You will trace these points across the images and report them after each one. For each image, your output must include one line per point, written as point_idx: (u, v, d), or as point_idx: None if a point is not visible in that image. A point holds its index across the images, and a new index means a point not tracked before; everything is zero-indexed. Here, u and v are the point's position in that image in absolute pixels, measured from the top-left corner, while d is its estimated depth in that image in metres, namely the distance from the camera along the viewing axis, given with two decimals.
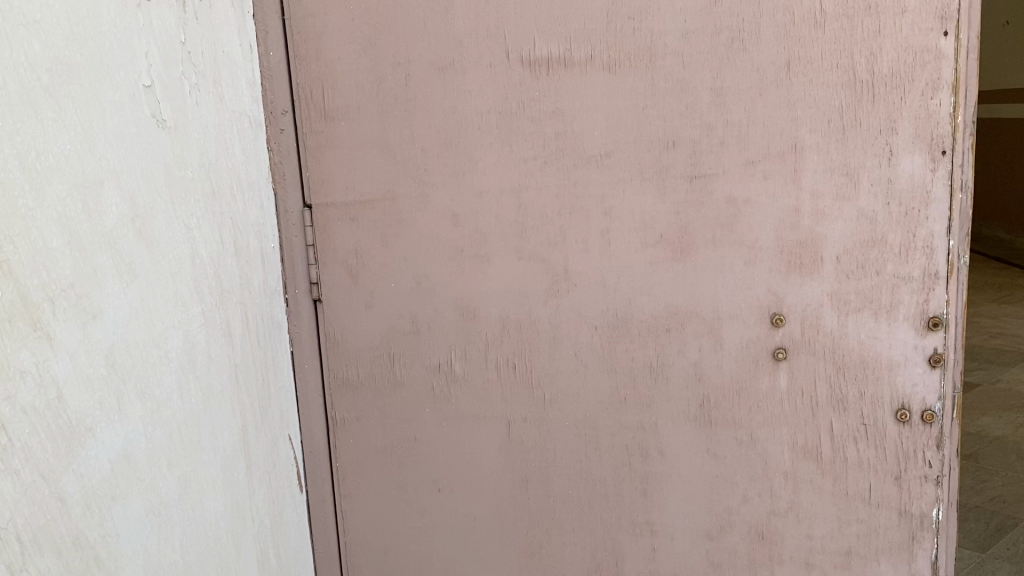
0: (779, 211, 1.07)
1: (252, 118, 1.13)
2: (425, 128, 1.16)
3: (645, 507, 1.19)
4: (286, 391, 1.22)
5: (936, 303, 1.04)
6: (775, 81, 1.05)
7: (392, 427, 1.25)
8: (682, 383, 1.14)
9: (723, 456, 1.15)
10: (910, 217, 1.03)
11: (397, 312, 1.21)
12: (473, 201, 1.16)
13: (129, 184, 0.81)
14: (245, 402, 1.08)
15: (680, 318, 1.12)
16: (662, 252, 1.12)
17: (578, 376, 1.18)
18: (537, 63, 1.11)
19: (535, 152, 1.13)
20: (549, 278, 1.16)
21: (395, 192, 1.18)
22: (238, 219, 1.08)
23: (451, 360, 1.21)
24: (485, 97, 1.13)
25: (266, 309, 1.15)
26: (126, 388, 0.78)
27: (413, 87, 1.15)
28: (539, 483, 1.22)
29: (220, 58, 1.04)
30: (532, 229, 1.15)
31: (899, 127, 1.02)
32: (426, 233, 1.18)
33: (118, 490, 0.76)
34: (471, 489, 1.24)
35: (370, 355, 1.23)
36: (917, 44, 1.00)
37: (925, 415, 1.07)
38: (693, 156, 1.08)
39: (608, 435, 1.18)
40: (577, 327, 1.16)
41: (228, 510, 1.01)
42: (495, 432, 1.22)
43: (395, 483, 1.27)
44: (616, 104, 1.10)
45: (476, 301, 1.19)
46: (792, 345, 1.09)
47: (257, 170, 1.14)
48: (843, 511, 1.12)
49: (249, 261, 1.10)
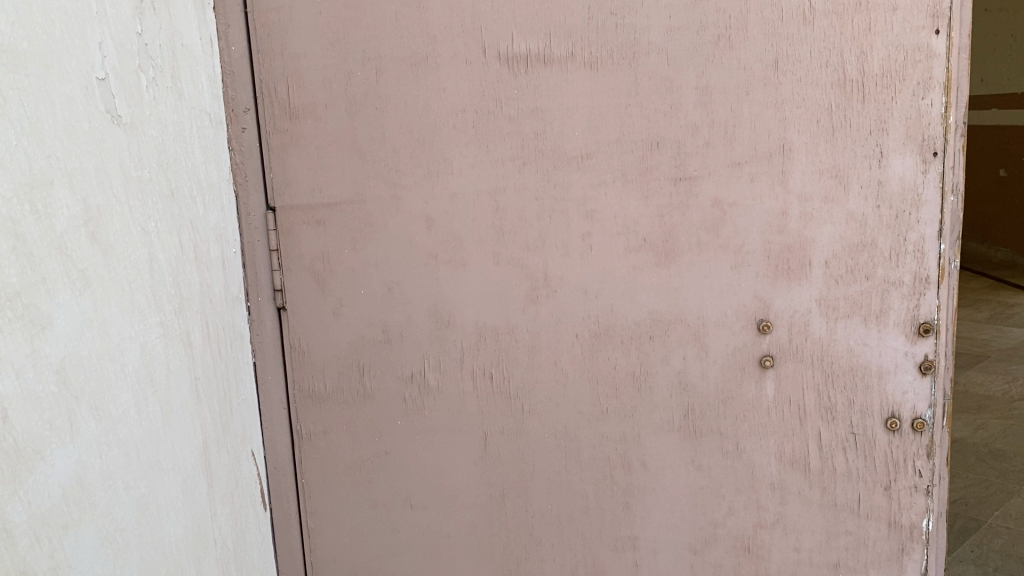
0: (765, 214, 1.04)
1: (213, 115, 1.07)
2: (397, 127, 1.10)
3: (628, 521, 1.15)
4: (249, 405, 1.15)
5: (927, 309, 1.01)
6: (762, 80, 1.01)
7: (361, 441, 1.19)
8: (665, 393, 1.10)
9: (708, 468, 1.11)
10: (901, 221, 1.00)
11: (367, 321, 1.16)
12: (447, 203, 1.11)
13: (81, 185, 0.74)
14: (206, 416, 1.02)
15: (664, 325, 1.08)
16: (646, 257, 1.07)
17: (558, 386, 1.13)
18: (515, 60, 1.06)
19: (513, 152, 1.08)
20: (528, 283, 1.11)
21: (365, 194, 1.12)
22: (198, 223, 1.01)
23: (425, 370, 1.16)
24: (460, 94, 1.08)
25: (228, 318, 1.09)
26: (78, 406, 0.71)
27: (385, 84, 1.09)
28: (517, 498, 1.17)
29: (179, 52, 0.98)
30: (510, 233, 1.10)
31: (889, 128, 0.99)
32: (399, 237, 1.12)
33: (70, 518, 0.69)
34: (445, 505, 1.19)
35: (338, 365, 1.17)
36: (908, 42, 0.97)
37: (916, 423, 1.04)
38: (678, 157, 1.05)
39: (589, 447, 1.14)
40: (557, 336, 1.12)
41: (189, 532, 0.95)
42: (470, 444, 1.17)
43: (365, 499, 1.21)
44: (598, 103, 1.06)
45: (451, 308, 1.13)
46: (779, 352, 1.06)
47: (218, 170, 1.08)
48: (831, 523, 1.09)
49: (210, 267, 1.04)
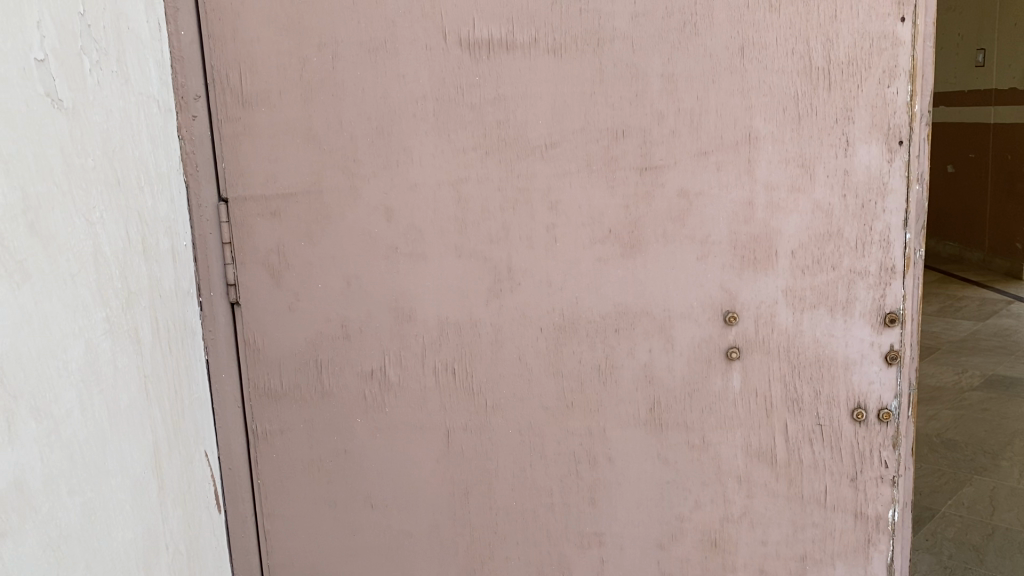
0: (731, 204, 1.02)
1: (161, 102, 1.02)
2: (355, 115, 1.07)
3: (593, 517, 1.13)
4: (202, 405, 1.11)
5: (892, 299, 1.01)
6: (728, 67, 0.99)
7: (319, 440, 1.16)
8: (631, 386, 1.08)
9: (675, 462, 1.09)
10: (866, 210, 1.00)
11: (325, 316, 1.12)
12: (407, 194, 1.08)
13: (18, 170, 0.70)
14: (156, 416, 0.97)
15: (630, 318, 1.06)
16: (611, 248, 1.05)
17: (522, 381, 1.10)
18: (476, 46, 1.04)
19: (475, 141, 1.06)
20: (491, 276, 1.08)
21: (321, 184, 1.09)
22: (146, 214, 0.97)
23: (385, 367, 1.13)
24: (420, 81, 1.05)
25: (179, 314, 1.05)
26: (17, 406, 0.67)
27: (341, 70, 1.06)
28: (480, 496, 1.14)
29: (125, 35, 0.93)
30: (472, 225, 1.08)
31: (855, 117, 0.98)
32: (357, 228, 1.09)
33: (8, 524, 0.65)
34: (407, 504, 1.16)
35: (295, 362, 1.14)
36: (874, 30, 0.96)
37: (882, 414, 1.03)
38: (643, 146, 1.03)
39: (554, 443, 1.11)
40: (520, 330, 1.09)
41: (139, 537, 0.90)
42: (432, 441, 1.14)
43: (324, 499, 1.18)
44: (561, 90, 1.03)
45: (411, 302, 1.11)
46: (745, 343, 1.05)
47: (167, 159, 1.03)
48: (797, 516, 1.08)
49: (159, 261, 0.99)
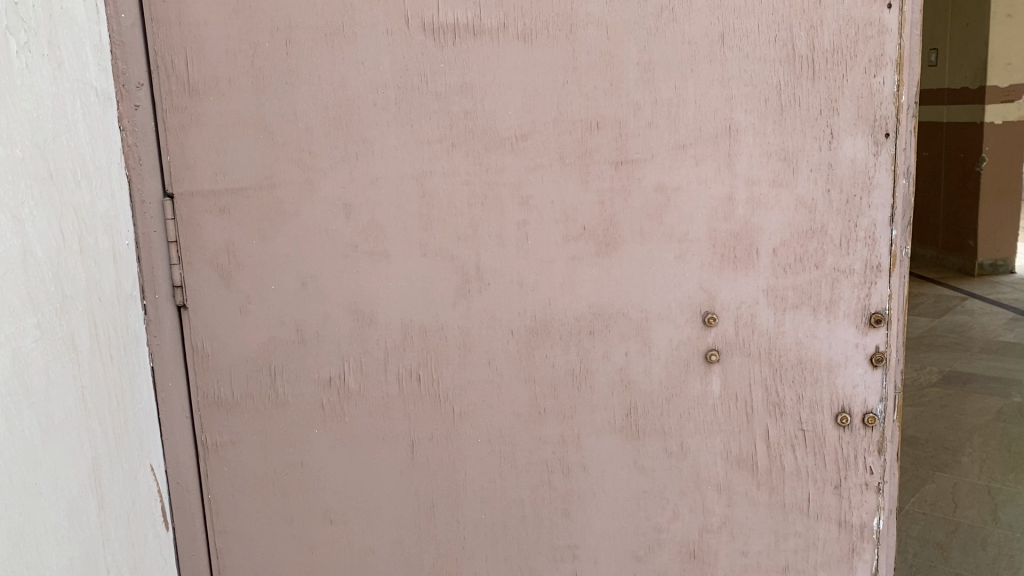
0: (710, 200, 0.97)
1: (99, 90, 0.94)
2: (311, 105, 1.00)
3: (566, 529, 1.07)
4: (147, 416, 1.03)
5: (878, 299, 0.96)
6: (707, 55, 0.94)
7: (274, 452, 1.09)
8: (606, 391, 1.03)
9: (652, 470, 1.04)
10: (851, 206, 0.95)
11: (279, 319, 1.05)
12: (367, 189, 1.01)
13: None
14: (96, 430, 0.90)
15: (605, 319, 1.01)
16: (585, 246, 1.00)
17: (491, 387, 1.04)
18: (441, 31, 0.98)
19: (441, 132, 0.99)
20: (458, 276, 1.02)
21: (275, 179, 1.02)
22: (83, 211, 0.89)
23: (344, 373, 1.06)
24: (381, 69, 0.99)
25: (121, 318, 0.97)
26: None
27: (296, 56, 0.99)
28: (447, 508, 1.08)
29: (58, 16, 0.85)
30: (438, 222, 1.01)
31: (840, 108, 0.93)
32: (313, 225, 1.02)
33: None
34: (369, 518, 1.10)
35: (248, 369, 1.07)
36: (860, 16, 0.92)
37: (867, 418, 0.99)
38: (619, 138, 0.97)
39: (525, 452, 1.06)
40: (489, 332, 1.03)
41: (76, 563, 0.83)
42: (395, 452, 1.08)
43: (280, 514, 1.11)
44: (532, 79, 0.97)
45: (373, 304, 1.04)
46: (725, 345, 1.00)
47: (107, 152, 0.95)
48: (779, 525, 1.04)
49: (98, 261, 0.92)
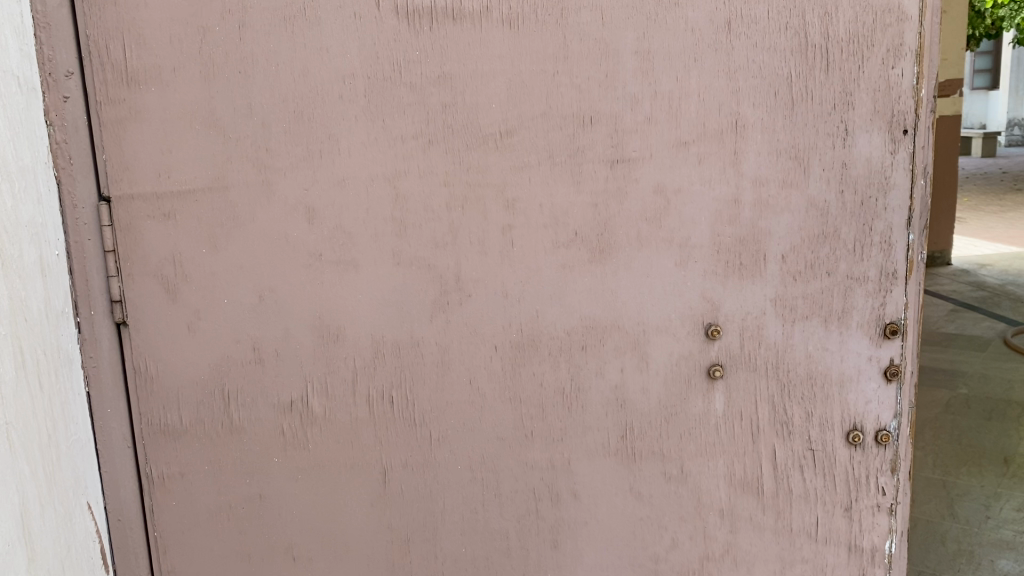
0: (714, 202, 0.89)
1: (22, 78, 0.81)
2: (269, 97, 0.89)
3: (556, 562, 0.98)
4: (84, 448, 0.91)
5: (893, 308, 0.89)
6: (711, 44, 0.86)
7: (229, 484, 0.98)
8: (600, 411, 0.94)
9: (649, 496, 0.96)
10: (865, 208, 0.88)
11: (234, 337, 0.94)
12: (333, 191, 0.90)
13: None
14: (25, 472, 0.77)
15: (599, 333, 0.92)
16: (577, 252, 0.91)
17: (472, 409, 0.95)
18: (416, 15, 0.87)
19: (416, 128, 0.89)
20: (436, 287, 0.92)
21: (227, 180, 0.90)
22: (6, 219, 0.76)
23: (308, 397, 0.95)
24: (349, 56, 0.88)
25: (52, 341, 0.84)
26: None
27: (252, 42, 0.88)
28: (424, 542, 0.98)
29: None
30: (413, 228, 0.91)
31: (855, 102, 0.86)
32: (272, 232, 0.91)
33: None
34: (336, 555, 0.99)
35: (198, 393, 0.95)
36: (877, 3, 0.84)
37: (880, 436, 0.92)
38: (615, 135, 0.88)
39: (510, 479, 0.96)
40: (471, 349, 0.93)
41: None
42: (367, 481, 0.97)
43: (236, 553, 0.99)
44: (518, 69, 0.88)
45: (340, 319, 0.93)
46: (729, 360, 0.92)
47: (32, 150, 0.83)
48: (785, 551, 0.96)
49: (24, 276, 0.79)
